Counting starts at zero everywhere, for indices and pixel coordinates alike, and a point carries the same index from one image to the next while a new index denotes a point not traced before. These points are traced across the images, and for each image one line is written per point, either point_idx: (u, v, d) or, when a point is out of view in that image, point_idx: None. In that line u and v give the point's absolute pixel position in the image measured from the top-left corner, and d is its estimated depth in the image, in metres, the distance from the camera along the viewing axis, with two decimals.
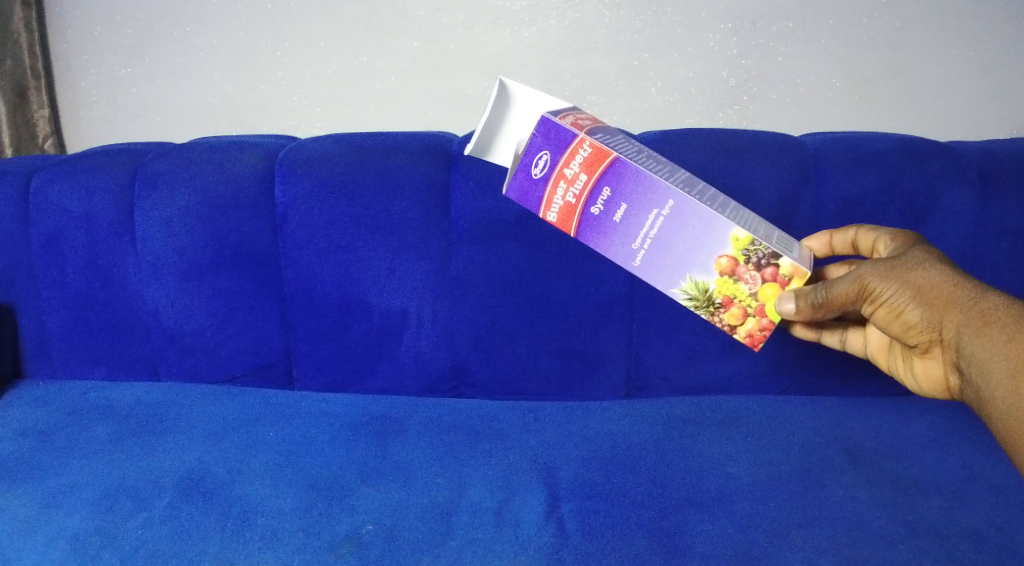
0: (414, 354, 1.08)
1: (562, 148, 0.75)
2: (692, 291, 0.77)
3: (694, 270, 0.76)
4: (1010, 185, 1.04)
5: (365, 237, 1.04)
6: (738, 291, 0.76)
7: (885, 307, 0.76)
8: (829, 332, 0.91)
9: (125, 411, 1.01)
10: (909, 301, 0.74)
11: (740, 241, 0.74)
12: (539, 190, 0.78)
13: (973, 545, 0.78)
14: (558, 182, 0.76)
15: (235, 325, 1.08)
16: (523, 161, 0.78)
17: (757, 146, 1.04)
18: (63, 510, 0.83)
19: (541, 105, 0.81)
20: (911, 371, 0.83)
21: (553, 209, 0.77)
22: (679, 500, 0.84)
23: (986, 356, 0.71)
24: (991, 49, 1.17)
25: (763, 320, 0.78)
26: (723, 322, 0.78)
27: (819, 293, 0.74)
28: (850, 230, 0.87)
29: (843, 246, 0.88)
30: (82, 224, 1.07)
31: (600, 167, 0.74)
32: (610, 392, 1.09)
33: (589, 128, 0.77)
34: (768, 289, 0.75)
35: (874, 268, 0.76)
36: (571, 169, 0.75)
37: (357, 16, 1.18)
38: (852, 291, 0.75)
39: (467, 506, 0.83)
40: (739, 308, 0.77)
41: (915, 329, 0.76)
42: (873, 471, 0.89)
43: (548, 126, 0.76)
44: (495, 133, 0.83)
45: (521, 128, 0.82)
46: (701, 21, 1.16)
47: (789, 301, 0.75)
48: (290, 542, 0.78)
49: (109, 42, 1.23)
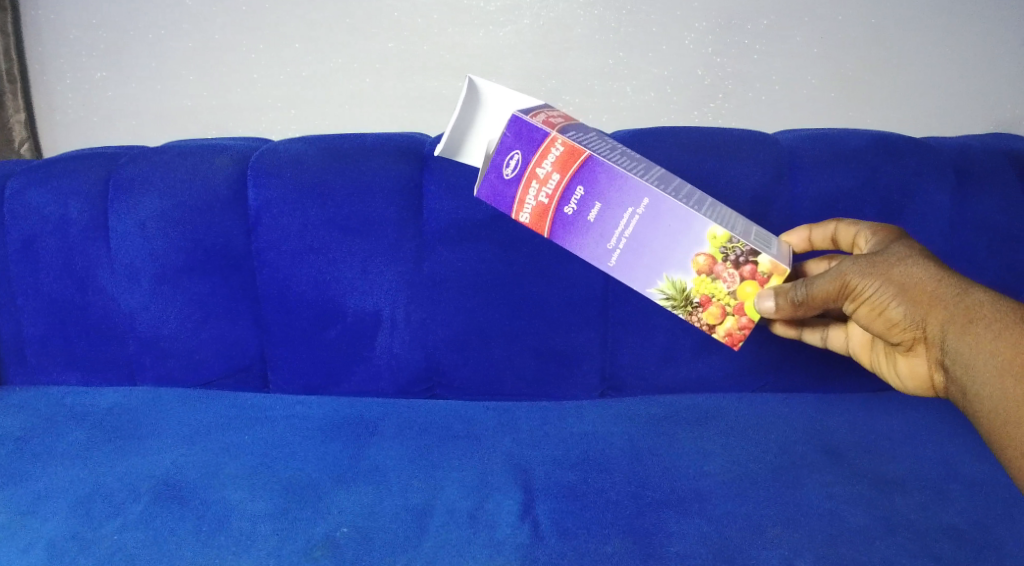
0: (389, 355, 1.07)
1: (534, 147, 0.75)
2: (669, 290, 0.76)
3: (671, 269, 0.76)
4: (985, 180, 1.04)
5: (339, 238, 1.04)
6: (716, 289, 0.76)
7: (869, 304, 0.74)
8: (811, 329, 0.91)
9: (101, 415, 1.00)
10: (892, 298, 0.72)
11: (718, 239, 0.73)
12: (511, 190, 0.77)
13: (952, 542, 0.78)
14: (531, 182, 0.75)
15: (209, 329, 1.08)
16: (494, 161, 0.77)
17: (731, 144, 1.04)
18: (39, 516, 0.82)
19: (512, 105, 0.80)
20: (894, 369, 0.81)
21: (526, 210, 0.77)
22: (655, 499, 0.83)
23: (972, 354, 0.69)
24: (967, 46, 1.17)
25: (742, 319, 0.77)
26: (701, 321, 0.78)
27: (799, 291, 0.73)
28: (830, 225, 0.87)
29: (822, 241, 0.87)
30: (56, 229, 1.06)
31: (573, 166, 0.73)
32: (585, 392, 1.09)
33: (561, 126, 0.76)
34: (747, 286, 0.75)
35: (856, 266, 0.74)
36: (543, 168, 0.74)
37: (332, 18, 1.18)
38: (833, 288, 0.74)
39: (443, 507, 0.83)
40: (718, 307, 0.77)
41: (898, 326, 0.74)
42: (849, 468, 0.88)
43: (518, 125, 0.75)
44: (466, 134, 0.82)
45: (493, 128, 0.82)
46: (676, 20, 1.16)
47: (769, 299, 0.74)
48: (264, 546, 0.78)
49: (85, 46, 1.22)
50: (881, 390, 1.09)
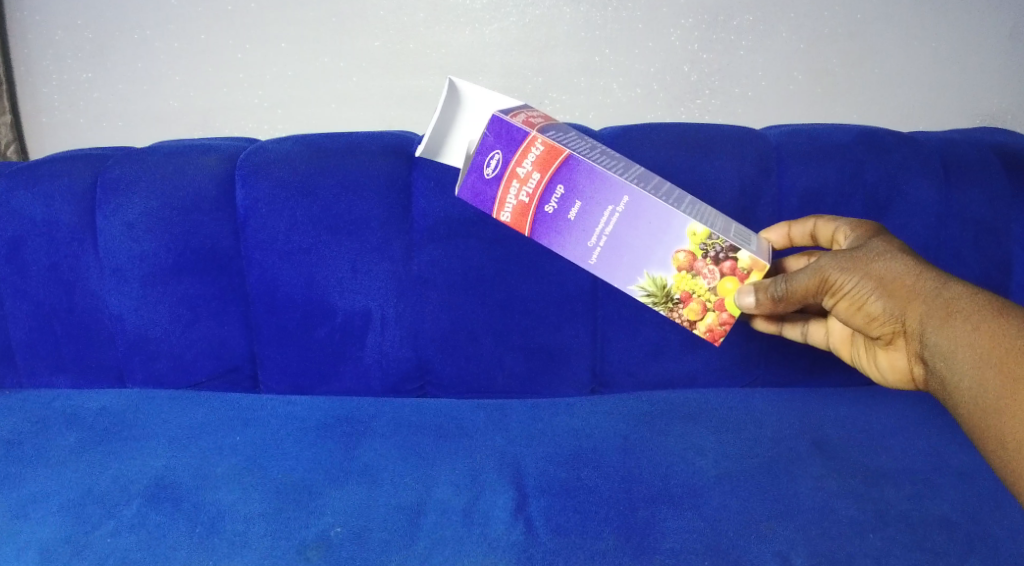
0: (378, 354, 1.08)
1: (514, 147, 0.75)
2: (650, 287, 0.77)
3: (652, 266, 0.76)
4: (970, 175, 1.05)
5: (328, 238, 1.04)
6: (696, 286, 0.76)
7: (848, 299, 0.75)
8: (791, 325, 0.92)
9: (91, 417, 0.99)
10: (871, 292, 0.74)
11: (698, 235, 0.74)
12: (491, 189, 0.78)
13: (942, 533, 0.78)
14: (511, 181, 0.76)
15: (198, 330, 1.08)
16: (475, 161, 0.78)
17: (717, 140, 1.05)
18: (32, 520, 0.82)
19: (492, 105, 0.82)
20: (874, 363, 0.82)
21: (507, 209, 0.77)
22: (648, 495, 0.84)
23: (951, 346, 0.69)
24: (951, 41, 1.18)
25: (723, 315, 0.78)
26: (683, 317, 0.79)
27: (779, 286, 0.74)
28: (809, 222, 0.88)
29: (802, 237, 0.88)
30: (44, 231, 1.06)
31: (553, 165, 0.74)
32: (575, 388, 1.09)
33: (540, 127, 0.77)
34: (727, 282, 0.76)
35: (835, 261, 0.75)
36: (524, 168, 0.75)
37: (317, 16, 1.17)
38: (812, 284, 0.75)
39: (436, 506, 0.83)
40: (698, 303, 0.78)
41: (878, 320, 0.75)
42: (840, 461, 0.89)
43: (499, 125, 0.76)
44: (446, 135, 0.86)
45: (472, 128, 0.84)
46: (662, 16, 1.16)
47: (750, 294, 0.75)
48: (258, 547, 0.78)
49: (70, 47, 1.22)
50: (868, 383, 1.10)
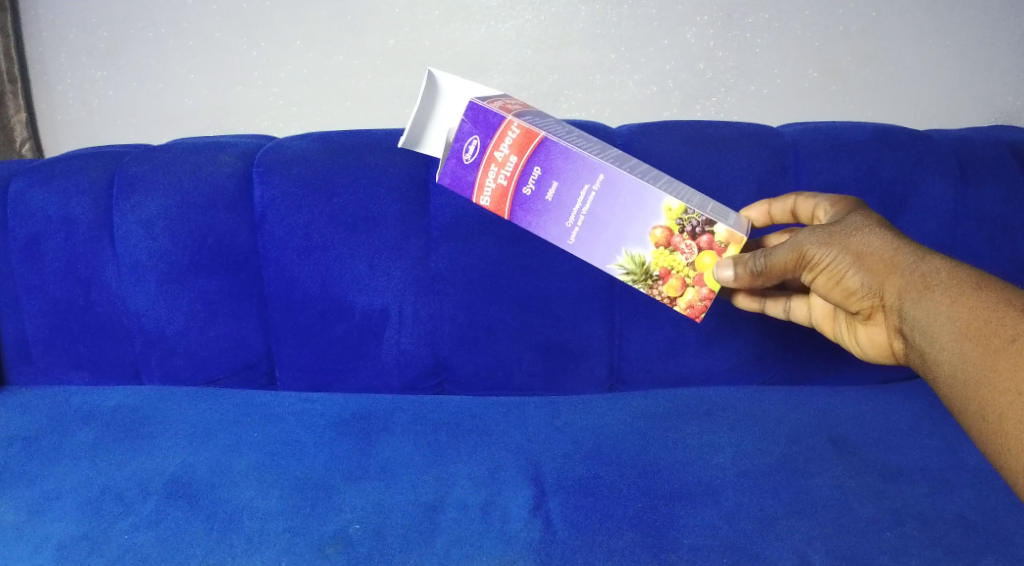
0: (396, 352, 1.08)
1: (490, 132, 0.77)
2: (629, 265, 0.78)
3: (629, 244, 0.77)
4: (985, 173, 1.05)
5: (345, 236, 1.04)
6: (675, 262, 0.78)
7: (826, 274, 0.74)
8: (773, 301, 0.90)
9: (108, 414, 1.00)
10: (849, 266, 0.73)
11: (673, 211, 0.75)
12: (471, 174, 0.79)
13: (962, 532, 0.78)
14: (490, 165, 0.77)
15: (215, 328, 1.08)
16: (455, 147, 0.79)
17: (729, 136, 1.05)
18: (48, 517, 0.82)
19: (472, 92, 0.84)
20: (854, 337, 0.81)
21: (487, 192, 0.79)
22: (667, 493, 0.84)
23: (930, 319, 0.68)
24: (965, 38, 1.18)
25: (702, 290, 0.79)
26: (663, 294, 0.80)
27: (758, 261, 0.74)
28: (789, 199, 0.87)
29: (782, 215, 0.88)
30: (62, 228, 1.06)
31: (529, 147, 0.75)
32: (593, 386, 1.09)
33: (517, 111, 0.78)
34: (706, 257, 0.77)
35: (813, 235, 0.74)
36: (501, 151, 0.76)
37: (329, 15, 1.18)
38: (791, 259, 0.74)
39: (455, 503, 0.83)
40: (678, 279, 0.79)
41: (856, 295, 0.74)
42: (858, 459, 0.89)
43: (475, 111, 0.77)
44: (427, 125, 0.87)
45: (452, 116, 0.86)
46: (677, 14, 1.16)
47: (728, 268, 0.76)
48: (277, 543, 0.78)
49: (85, 46, 1.22)
50: (885, 381, 1.10)
